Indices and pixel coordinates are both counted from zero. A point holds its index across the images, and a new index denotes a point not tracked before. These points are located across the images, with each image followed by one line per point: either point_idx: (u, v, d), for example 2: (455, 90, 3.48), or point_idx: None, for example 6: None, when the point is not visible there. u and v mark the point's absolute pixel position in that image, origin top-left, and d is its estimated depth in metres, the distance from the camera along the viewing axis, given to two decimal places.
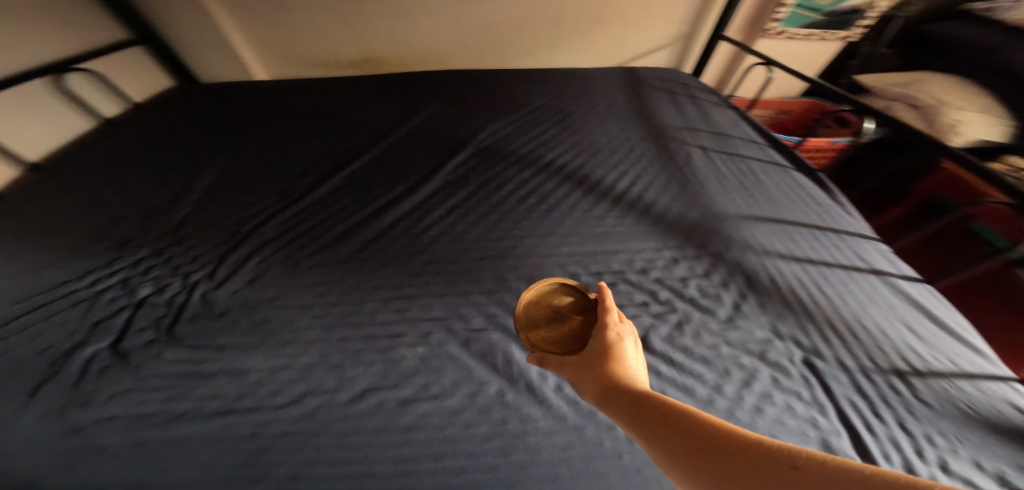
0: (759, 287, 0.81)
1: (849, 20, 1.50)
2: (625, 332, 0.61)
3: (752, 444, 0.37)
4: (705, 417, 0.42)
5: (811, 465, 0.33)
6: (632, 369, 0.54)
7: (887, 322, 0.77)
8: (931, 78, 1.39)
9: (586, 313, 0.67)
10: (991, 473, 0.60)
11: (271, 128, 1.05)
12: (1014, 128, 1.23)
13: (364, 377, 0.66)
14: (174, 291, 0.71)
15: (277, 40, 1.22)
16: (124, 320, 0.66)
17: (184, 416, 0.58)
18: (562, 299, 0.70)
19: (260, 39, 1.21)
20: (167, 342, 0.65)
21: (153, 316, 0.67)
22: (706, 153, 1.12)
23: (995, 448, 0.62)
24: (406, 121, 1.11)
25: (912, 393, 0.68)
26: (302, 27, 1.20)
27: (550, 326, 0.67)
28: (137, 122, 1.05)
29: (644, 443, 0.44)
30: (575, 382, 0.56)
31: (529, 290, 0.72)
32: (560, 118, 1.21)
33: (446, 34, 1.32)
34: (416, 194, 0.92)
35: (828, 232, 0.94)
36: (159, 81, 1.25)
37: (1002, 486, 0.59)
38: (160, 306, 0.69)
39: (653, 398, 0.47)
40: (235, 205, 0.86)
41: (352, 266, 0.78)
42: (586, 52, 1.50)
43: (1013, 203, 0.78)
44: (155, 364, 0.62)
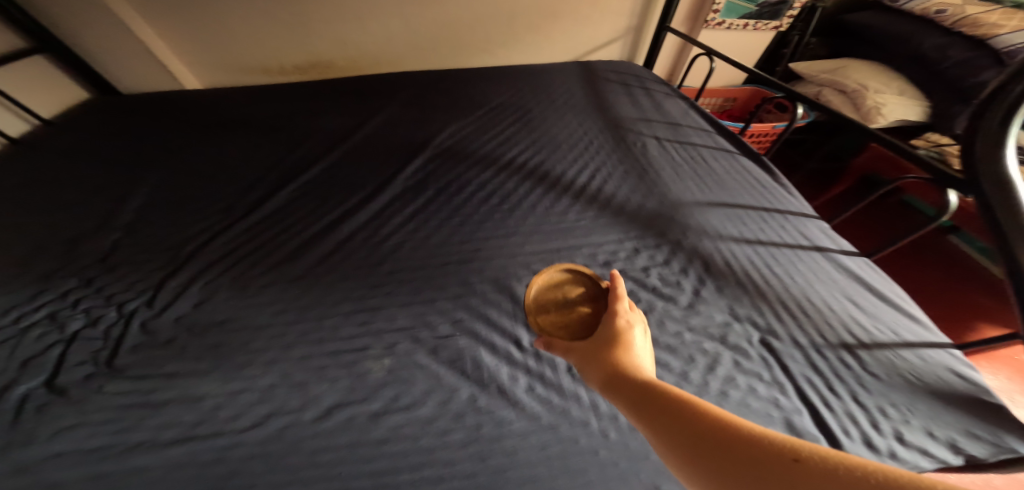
0: (715, 271, 0.88)
1: (779, 10, 1.58)
2: (635, 320, 0.59)
3: (753, 436, 0.37)
4: (707, 407, 0.41)
5: (811, 459, 0.33)
6: (638, 357, 0.53)
7: (834, 299, 0.85)
8: (856, 65, 1.51)
9: (595, 303, 0.66)
10: (943, 440, 0.67)
11: (214, 139, 1.05)
12: (927, 108, 1.36)
13: (330, 393, 0.66)
14: (109, 323, 0.70)
15: (213, 46, 1.21)
16: (58, 355, 0.66)
17: (140, 447, 0.58)
18: (573, 288, 0.69)
19: (195, 47, 1.20)
20: (107, 374, 0.64)
21: (90, 349, 0.67)
22: (661, 143, 1.23)
23: (943, 415, 0.69)
24: (361, 127, 1.14)
25: (861, 366, 0.74)
26: (238, 32, 1.20)
27: (559, 311, 0.66)
28: (63, 138, 1.02)
29: (642, 428, 0.44)
30: (580, 366, 0.55)
31: (540, 278, 0.71)
32: (519, 116, 1.29)
33: (399, 35, 1.35)
34: (374, 202, 0.94)
35: (775, 214, 1.04)
36: (72, 92, 1.18)
37: (952, 451, 0.66)
38: (97, 338, 0.68)
39: (655, 385, 0.46)
40: (169, 226, 0.85)
41: (309, 281, 0.79)
42: (543, 46, 1.56)
43: (931, 177, 0.86)
44: (97, 397, 0.62)
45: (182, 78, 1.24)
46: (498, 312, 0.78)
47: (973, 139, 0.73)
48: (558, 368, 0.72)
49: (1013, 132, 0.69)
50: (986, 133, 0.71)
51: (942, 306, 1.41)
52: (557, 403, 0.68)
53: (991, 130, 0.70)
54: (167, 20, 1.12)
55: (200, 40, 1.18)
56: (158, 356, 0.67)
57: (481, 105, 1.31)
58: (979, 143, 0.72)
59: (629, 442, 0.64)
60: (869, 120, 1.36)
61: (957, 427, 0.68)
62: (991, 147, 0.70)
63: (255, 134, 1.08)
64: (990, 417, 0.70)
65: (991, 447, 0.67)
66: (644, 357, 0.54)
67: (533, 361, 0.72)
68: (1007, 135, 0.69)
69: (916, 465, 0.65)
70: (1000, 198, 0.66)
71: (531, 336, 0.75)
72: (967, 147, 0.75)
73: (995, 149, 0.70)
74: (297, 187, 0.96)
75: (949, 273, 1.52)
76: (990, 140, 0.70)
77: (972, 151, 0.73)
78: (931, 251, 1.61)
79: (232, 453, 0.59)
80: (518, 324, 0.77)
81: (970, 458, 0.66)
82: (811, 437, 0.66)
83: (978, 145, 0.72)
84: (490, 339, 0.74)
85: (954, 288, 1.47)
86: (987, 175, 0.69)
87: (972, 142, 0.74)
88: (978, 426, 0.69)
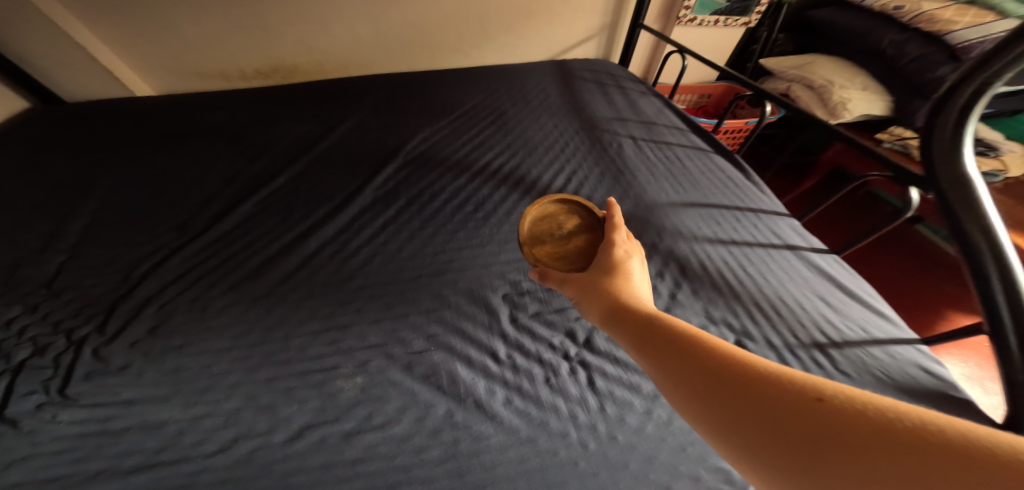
0: (691, 274, 0.88)
1: (748, 7, 1.59)
2: (632, 251, 0.67)
3: (766, 371, 0.39)
4: (719, 344, 0.45)
5: (836, 400, 0.35)
6: (636, 286, 0.60)
7: (805, 298, 0.86)
8: (821, 61, 1.53)
9: (591, 233, 0.75)
10: None
11: (170, 151, 1.00)
12: (890, 102, 1.39)
13: (300, 415, 0.63)
14: (58, 351, 0.65)
15: (163, 49, 1.14)
16: (4, 386, 0.61)
17: (99, 477, 0.55)
18: (568, 218, 0.77)
19: (144, 50, 1.13)
20: (60, 403, 0.60)
21: (40, 378, 0.62)
22: (636, 143, 1.22)
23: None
24: (326, 135, 1.09)
25: (832, 365, 0.75)
26: (192, 36, 1.14)
27: (556, 243, 0.74)
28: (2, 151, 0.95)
29: (648, 364, 0.48)
30: (579, 298, 0.62)
31: (536, 209, 0.78)
32: (495, 118, 1.27)
33: (365, 37, 1.31)
34: (343, 214, 0.91)
35: (748, 212, 1.04)
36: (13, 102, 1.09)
37: None
38: (46, 367, 0.63)
39: (661, 320, 0.51)
40: (122, 245, 0.80)
41: (273, 301, 0.75)
42: (516, 45, 1.53)
43: (895, 174, 0.87)
44: (51, 427, 0.58)
45: (130, 84, 1.17)
46: (473, 325, 0.76)
47: (930, 139, 0.76)
48: (535, 379, 0.70)
49: (969, 132, 0.73)
50: (943, 135, 0.74)
51: (911, 295, 1.45)
52: (535, 415, 0.66)
53: (947, 134, 0.74)
54: (112, 23, 1.05)
55: (149, 41, 1.12)
56: (111, 384, 0.63)
57: (454, 107, 1.28)
58: (935, 145, 0.75)
59: (608, 452, 0.62)
60: (836, 115, 1.39)
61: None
62: (949, 149, 0.74)
63: (215, 145, 1.03)
64: (958, 412, 0.71)
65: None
66: (640, 285, 0.62)
67: (510, 374, 0.70)
68: (961, 137, 0.73)
69: None
70: (961, 199, 0.72)
71: (507, 348, 0.73)
72: (924, 146, 0.78)
73: (952, 151, 0.74)
74: (260, 200, 0.92)
75: (916, 262, 1.57)
76: (947, 142, 0.74)
77: (930, 151, 0.76)
78: (898, 241, 1.65)
79: (198, 480, 0.55)
80: (494, 336, 0.75)
81: None
82: None
83: (936, 146, 0.75)
84: (466, 353, 0.72)
85: (921, 276, 1.52)
86: (947, 177, 0.74)
87: (929, 141, 0.76)
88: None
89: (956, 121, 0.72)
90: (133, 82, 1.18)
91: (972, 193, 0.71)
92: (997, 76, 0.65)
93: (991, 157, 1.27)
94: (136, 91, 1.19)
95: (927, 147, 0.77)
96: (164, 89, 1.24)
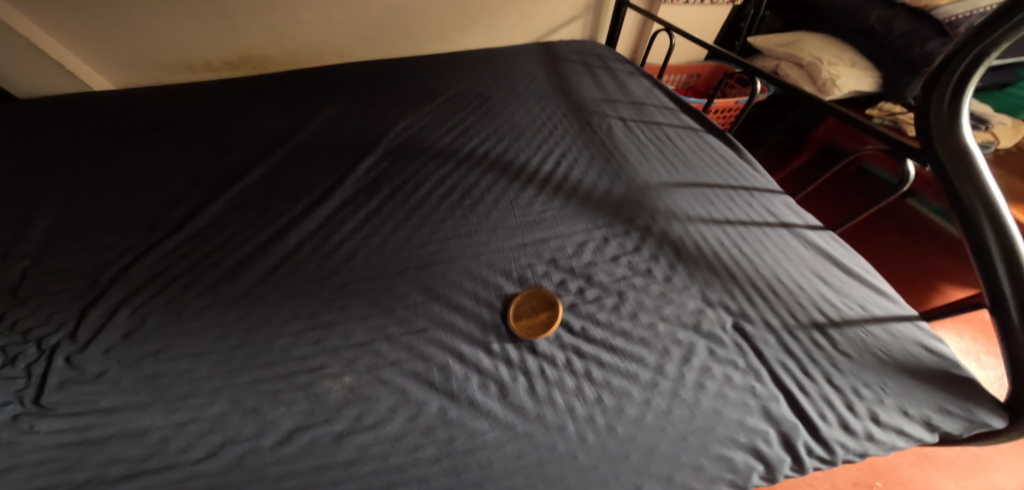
0: (686, 256, 0.86)
1: None
2: None
3: None
4: None
5: None
6: None
7: (803, 277, 0.84)
8: (809, 38, 1.50)
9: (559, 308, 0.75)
10: (917, 419, 0.66)
11: (143, 150, 0.97)
12: (878, 78, 1.36)
13: (288, 417, 0.60)
14: (30, 359, 0.62)
15: (119, 42, 1.12)
16: None
17: (84, 487, 0.51)
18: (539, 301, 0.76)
19: (99, 43, 1.11)
20: (36, 413, 0.57)
21: (13, 388, 0.59)
22: (626, 125, 1.19)
23: (916, 392, 0.68)
24: (301, 128, 1.07)
25: (832, 345, 0.73)
26: (154, 25, 1.10)
27: (536, 323, 0.73)
28: None
29: None
30: None
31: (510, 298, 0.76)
32: (479, 103, 1.24)
33: (338, 25, 1.28)
34: (324, 207, 0.88)
35: (741, 191, 1.02)
36: None
37: (926, 429, 0.65)
38: (19, 377, 0.60)
39: None
40: (93, 248, 0.76)
41: (252, 301, 0.72)
42: (501, 28, 1.49)
43: (888, 148, 0.85)
44: (28, 439, 0.54)
45: (85, 77, 1.14)
46: (464, 318, 0.73)
47: (926, 110, 0.73)
48: (530, 371, 0.67)
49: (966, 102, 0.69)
50: (939, 107, 0.71)
51: (905, 269, 1.45)
52: (531, 409, 0.63)
53: (943, 106, 0.70)
54: (60, 14, 1.02)
55: (105, 34, 1.09)
56: (88, 392, 0.59)
57: (438, 94, 1.25)
58: (932, 117, 0.72)
59: (608, 444, 0.60)
60: (825, 92, 1.35)
61: (931, 404, 0.67)
62: (946, 120, 0.71)
63: (191, 140, 1.01)
64: (960, 390, 0.69)
65: (964, 422, 0.67)
66: None
67: (503, 367, 0.68)
68: (959, 107, 0.69)
69: (891, 444, 0.64)
70: (960, 172, 0.69)
71: (501, 340, 0.71)
72: (920, 117, 0.74)
73: (950, 121, 0.71)
74: (234, 195, 0.89)
75: (909, 237, 1.56)
76: (944, 114, 0.71)
77: (927, 122, 0.73)
78: (890, 216, 1.65)
79: (187, 486, 0.53)
80: (487, 328, 0.72)
81: (943, 434, 0.66)
82: (789, 423, 0.64)
83: (932, 117, 0.72)
84: (457, 347, 0.69)
85: (914, 251, 1.51)
86: (946, 149, 0.71)
87: (925, 113, 0.73)
88: (950, 401, 0.68)
89: (953, 92, 0.68)
90: (89, 75, 1.15)
91: (972, 165, 0.69)
92: (994, 45, 0.61)
93: (982, 129, 1.25)
94: (93, 86, 1.17)
95: (924, 119, 0.74)
96: (124, 82, 1.22)
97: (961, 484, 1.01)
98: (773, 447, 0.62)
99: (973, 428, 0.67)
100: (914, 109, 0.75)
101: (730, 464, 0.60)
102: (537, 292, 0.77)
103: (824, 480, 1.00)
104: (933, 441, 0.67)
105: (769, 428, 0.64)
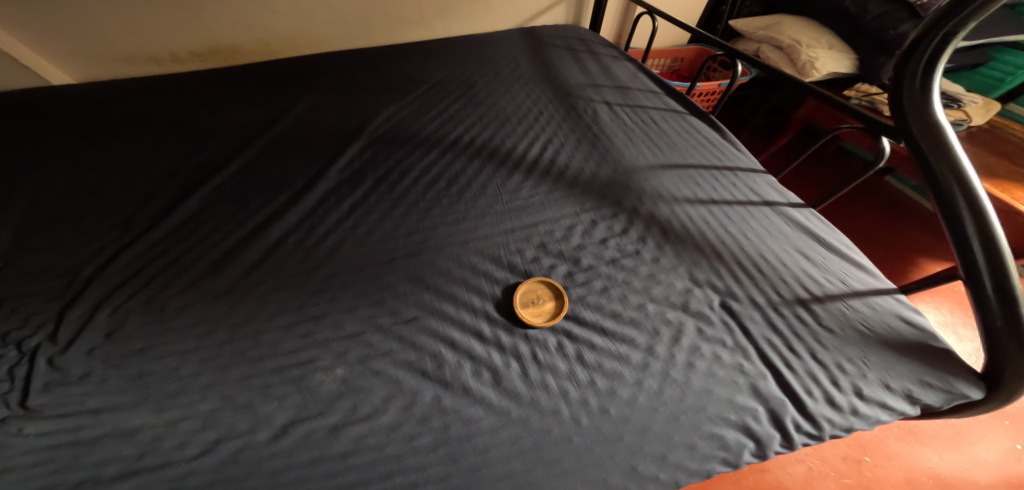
0: (673, 236, 0.87)
1: None
2: None
3: None
4: None
5: None
6: None
7: (786, 254, 0.85)
8: (789, 21, 1.50)
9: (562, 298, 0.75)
10: (899, 392, 0.68)
11: (114, 146, 0.94)
12: (855, 60, 1.38)
13: (282, 412, 0.59)
14: (10, 363, 0.60)
15: (79, 35, 1.07)
16: None
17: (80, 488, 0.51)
18: (544, 291, 0.76)
19: (57, 36, 1.06)
20: (24, 416, 0.55)
21: None
22: (611, 108, 1.19)
23: (897, 366, 0.71)
24: (279, 120, 1.04)
25: (816, 320, 0.75)
26: (116, 14, 1.06)
27: (540, 311, 0.73)
28: None
29: None
30: None
31: (519, 286, 0.76)
32: (464, 90, 1.23)
33: (314, 12, 1.25)
34: (306, 200, 0.86)
35: (726, 172, 1.03)
36: None
37: (908, 401, 0.67)
38: (1, 380, 0.58)
39: None
40: (68, 248, 0.74)
41: (236, 297, 0.70)
42: (483, 13, 1.46)
43: (864, 126, 0.86)
44: (16, 442, 0.53)
45: (44, 72, 1.09)
46: (455, 306, 0.73)
47: (900, 89, 0.75)
48: (522, 356, 0.68)
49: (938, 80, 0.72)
50: (912, 85, 0.73)
51: (885, 245, 1.48)
52: (525, 394, 0.64)
53: (915, 84, 0.72)
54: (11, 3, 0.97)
55: (61, 25, 1.04)
56: (73, 394, 0.57)
57: (420, 82, 1.23)
58: (906, 95, 0.74)
59: (601, 426, 0.61)
60: (805, 75, 1.37)
61: (911, 377, 0.70)
62: (918, 97, 0.73)
63: (164, 134, 0.98)
64: (938, 363, 0.72)
65: (943, 394, 0.69)
66: None
67: (496, 353, 0.68)
68: (931, 84, 0.71)
69: (876, 418, 0.66)
70: (933, 147, 0.71)
71: (493, 327, 0.71)
72: (895, 96, 0.76)
73: (922, 99, 0.73)
74: (211, 190, 0.87)
75: (888, 213, 1.60)
76: (917, 91, 0.73)
77: (900, 100, 0.75)
78: (871, 193, 1.68)
79: (184, 484, 0.52)
80: (479, 316, 0.72)
81: (924, 407, 0.68)
82: (776, 400, 0.66)
83: (905, 95, 0.74)
84: (449, 335, 0.69)
85: (893, 227, 1.55)
86: (918, 125, 0.73)
87: (899, 92, 0.75)
88: (929, 374, 0.70)
89: (924, 70, 0.70)
90: (48, 70, 1.10)
91: (944, 140, 0.70)
92: (960, 25, 0.62)
93: (954, 108, 1.28)
94: (52, 80, 1.12)
95: (897, 97, 0.76)
96: (86, 77, 1.16)
97: (945, 456, 1.05)
98: (762, 424, 0.64)
99: (952, 400, 0.69)
100: (888, 89, 0.77)
101: (722, 442, 0.62)
102: (547, 282, 0.77)
103: (814, 455, 1.03)
104: (915, 414, 0.69)
105: (758, 405, 0.65)
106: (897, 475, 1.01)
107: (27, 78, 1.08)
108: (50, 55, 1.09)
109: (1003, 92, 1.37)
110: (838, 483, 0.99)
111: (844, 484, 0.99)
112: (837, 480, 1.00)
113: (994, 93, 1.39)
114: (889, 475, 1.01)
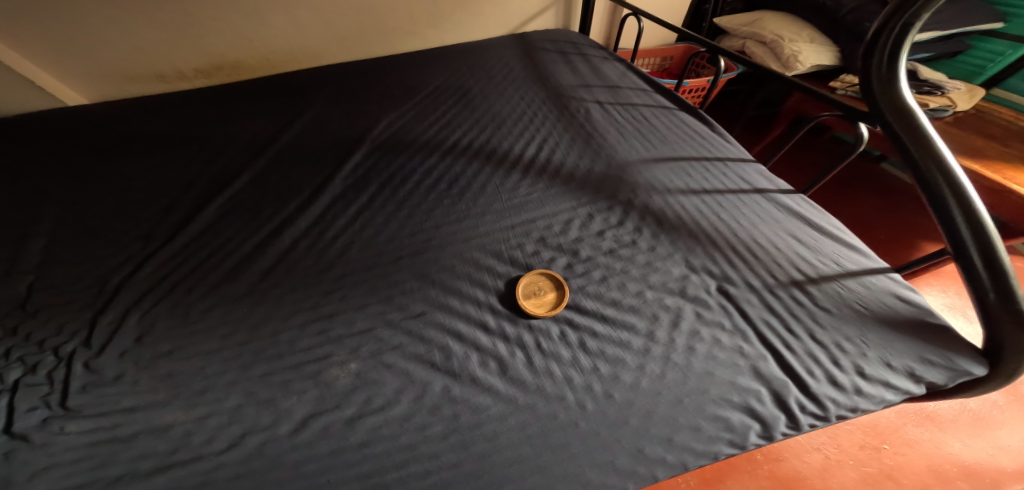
0: (667, 225, 0.90)
1: None
2: None
3: None
4: None
5: None
6: None
7: (778, 237, 0.88)
8: (771, 15, 1.53)
9: (558, 290, 0.78)
10: (902, 370, 0.70)
11: (131, 163, 0.99)
12: (836, 52, 1.40)
13: (301, 406, 0.62)
14: (49, 366, 0.64)
15: (89, 55, 1.13)
16: (5, 406, 0.60)
17: (119, 482, 0.54)
18: (545, 284, 0.79)
19: (71, 57, 1.12)
20: (65, 415, 0.59)
21: (39, 394, 0.61)
22: (603, 107, 1.22)
23: (897, 344, 0.72)
24: (283, 132, 1.09)
25: (812, 301, 0.77)
26: (124, 35, 1.12)
27: (541, 300, 0.77)
28: None
29: None
30: None
31: (523, 278, 0.79)
32: (459, 96, 1.27)
33: (308, 26, 1.30)
34: (314, 206, 0.91)
35: (716, 162, 1.06)
36: None
37: (911, 379, 0.69)
38: (43, 383, 0.62)
39: None
40: (95, 260, 0.79)
41: (254, 299, 0.74)
42: (474, 20, 1.51)
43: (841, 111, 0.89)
44: (60, 439, 0.57)
45: (56, 93, 1.15)
46: (460, 300, 0.76)
47: (868, 77, 0.78)
48: (527, 346, 0.71)
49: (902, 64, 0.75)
50: (880, 71, 0.76)
51: (887, 231, 1.49)
52: (530, 382, 0.66)
53: (883, 71, 0.76)
54: (24, 27, 1.03)
55: (75, 48, 1.11)
56: (109, 393, 0.61)
57: (418, 90, 1.28)
58: (875, 80, 0.77)
59: (606, 410, 0.64)
60: (790, 68, 1.40)
61: (913, 355, 0.71)
62: (887, 82, 0.76)
63: (177, 149, 1.03)
64: (938, 341, 0.73)
65: (946, 372, 0.70)
66: None
67: (501, 343, 0.71)
68: (896, 70, 0.75)
69: (880, 398, 0.68)
70: (908, 129, 0.74)
71: (497, 318, 0.74)
72: (864, 83, 0.79)
73: (889, 84, 0.76)
74: (225, 201, 0.91)
75: (888, 199, 1.61)
76: (885, 77, 0.76)
77: (870, 86, 0.78)
78: (869, 180, 1.70)
79: (214, 476, 0.55)
80: (484, 309, 0.75)
81: (929, 384, 0.69)
82: (779, 381, 0.68)
83: (875, 82, 0.77)
84: (455, 327, 0.72)
85: (894, 212, 1.56)
86: (891, 109, 0.76)
87: (869, 78, 0.78)
88: (930, 352, 0.72)
89: (889, 56, 0.74)
90: (61, 90, 1.16)
91: (916, 122, 0.73)
92: (916, 14, 0.67)
93: (939, 95, 1.29)
94: (65, 100, 1.17)
95: (868, 83, 0.79)
96: (97, 96, 1.23)
97: (967, 442, 1.05)
98: (766, 404, 0.66)
99: (957, 377, 0.70)
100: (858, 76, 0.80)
101: (727, 424, 0.64)
102: (548, 274, 0.80)
103: (831, 444, 1.04)
104: (920, 393, 0.70)
105: (760, 386, 0.67)
106: (919, 463, 1.02)
107: (46, 101, 1.15)
108: (62, 77, 1.16)
109: (985, 78, 1.40)
110: (858, 472, 1.00)
111: (865, 472, 1.00)
112: (857, 468, 1.01)
113: (977, 79, 1.42)
114: (910, 463, 1.02)
